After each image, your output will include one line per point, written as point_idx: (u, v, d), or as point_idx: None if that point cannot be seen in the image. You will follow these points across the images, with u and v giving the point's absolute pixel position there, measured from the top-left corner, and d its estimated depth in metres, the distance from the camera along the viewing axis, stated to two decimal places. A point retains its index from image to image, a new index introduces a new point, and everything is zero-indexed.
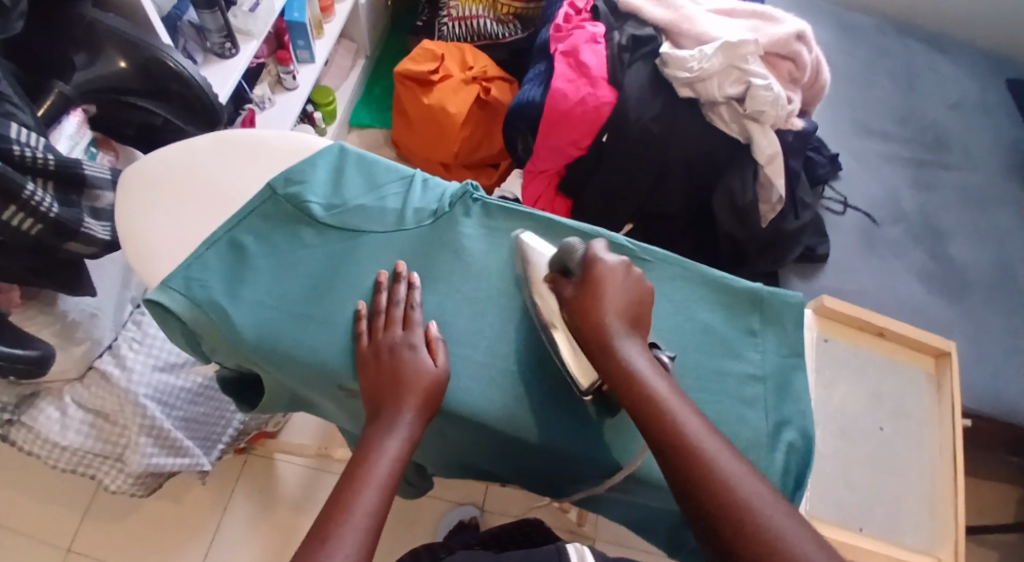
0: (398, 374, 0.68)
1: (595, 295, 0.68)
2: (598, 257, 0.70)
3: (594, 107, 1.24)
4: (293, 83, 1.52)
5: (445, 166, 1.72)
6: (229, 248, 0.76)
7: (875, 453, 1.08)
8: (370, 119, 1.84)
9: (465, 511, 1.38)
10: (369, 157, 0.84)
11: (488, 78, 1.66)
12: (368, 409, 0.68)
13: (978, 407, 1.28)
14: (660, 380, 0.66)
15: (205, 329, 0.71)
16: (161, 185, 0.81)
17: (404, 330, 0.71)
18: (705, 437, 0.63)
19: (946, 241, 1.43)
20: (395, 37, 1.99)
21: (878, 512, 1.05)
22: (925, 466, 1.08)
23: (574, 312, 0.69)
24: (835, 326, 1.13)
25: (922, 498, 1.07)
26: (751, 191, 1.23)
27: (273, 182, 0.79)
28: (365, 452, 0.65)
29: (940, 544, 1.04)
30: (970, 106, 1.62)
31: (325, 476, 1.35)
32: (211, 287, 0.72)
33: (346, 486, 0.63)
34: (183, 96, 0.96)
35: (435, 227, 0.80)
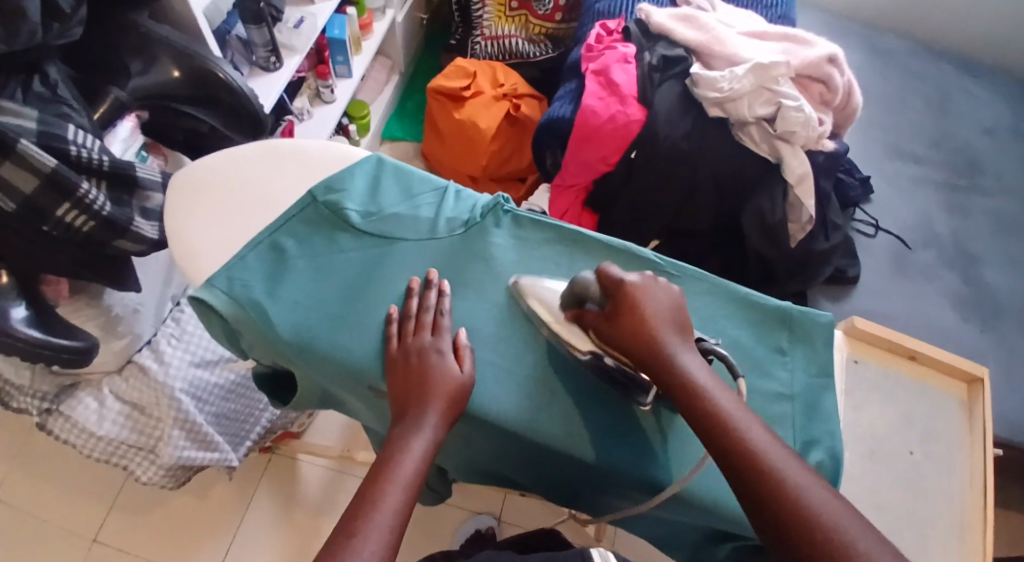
0: (425, 377, 0.69)
1: (638, 308, 0.68)
2: (618, 279, 0.70)
3: (624, 124, 1.25)
4: (331, 97, 1.56)
5: (474, 179, 1.74)
6: (270, 250, 0.78)
7: (903, 479, 1.07)
8: (402, 133, 1.88)
9: (482, 520, 1.39)
10: (405, 168, 0.86)
11: (518, 95, 1.69)
12: (395, 410, 0.70)
13: (1010, 436, 1.25)
14: (715, 387, 0.65)
15: (243, 327, 0.74)
16: (206, 189, 0.84)
17: (433, 335, 0.72)
18: (768, 444, 0.62)
19: (979, 267, 1.42)
20: (430, 54, 2.03)
21: (904, 538, 1.03)
22: (956, 493, 1.07)
23: (613, 330, 0.69)
24: (865, 347, 1.12)
25: (951, 525, 1.05)
26: (781, 210, 1.23)
27: (313, 189, 0.82)
28: (391, 451, 0.66)
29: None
30: (1005, 132, 1.60)
31: (347, 478, 1.36)
32: (250, 287, 0.75)
33: (371, 484, 0.65)
34: (231, 105, 0.99)
35: (466, 237, 0.81)
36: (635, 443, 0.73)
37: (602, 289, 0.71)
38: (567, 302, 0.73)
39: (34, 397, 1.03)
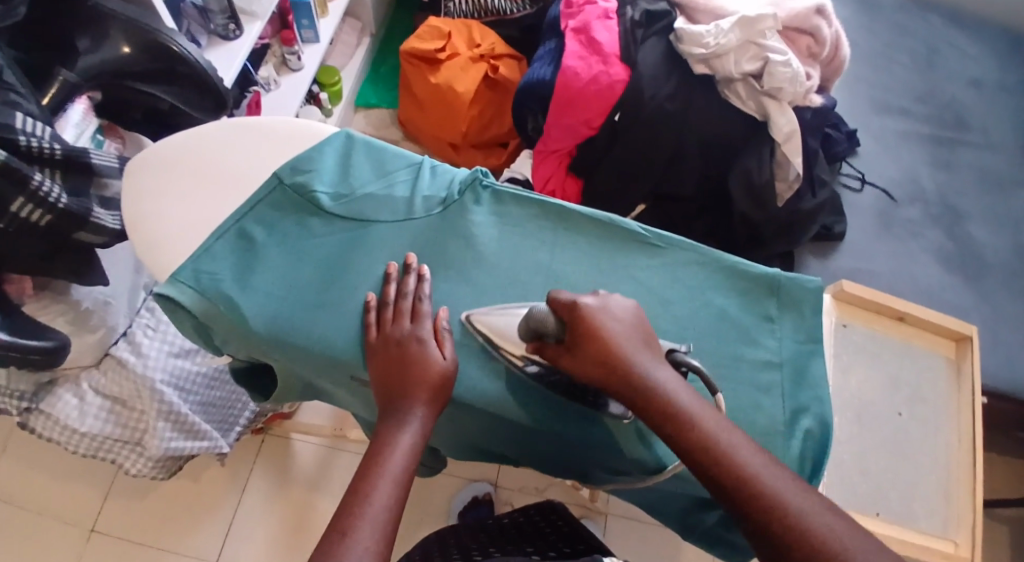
0: (408, 368, 0.67)
1: (596, 337, 0.65)
2: (575, 305, 0.67)
3: (607, 85, 1.22)
4: (298, 64, 1.50)
5: (454, 147, 1.70)
6: (236, 238, 0.75)
7: (889, 438, 1.05)
8: (376, 100, 1.82)
9: (479, 487, 1.39)
10: (376, 143, 0.83)
11: (495, 56, 1.63)
12: (379, 401, 0.68)
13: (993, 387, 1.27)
14: (694, 406, 0.63)
15: (214, 321, 0.71)
16: (166, 174, 0.80)
17: (413, 322, 0.70)
18: (761, 467, 0.60)
19: (965, 221, 1.41)
20: (402, 13, 1.96)
21: (893, 497, 1.02)
22: (942, 451, 1.06)
23: (578, 364, 0.66)
24: (853, 309, 1.09)
25: (937, 483, 1.05)
26: (768, 170, 1.21)
27: (278, 170, 0.78)
28: (380, 445, 0.65)
29: (956, 529, 1.02)
30: (991, 83, 1.58)
31: (339, 455, 1.35)
32: (219, 279, 0.72)
33: (361, 481, 0.63)
34: (191, 79, 0.95)
35: (444, 215, 0.79)
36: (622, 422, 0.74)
37: (560, 318, 0.67)
38: (526, 340, 0.69)
39: (11, 397, 0.99)
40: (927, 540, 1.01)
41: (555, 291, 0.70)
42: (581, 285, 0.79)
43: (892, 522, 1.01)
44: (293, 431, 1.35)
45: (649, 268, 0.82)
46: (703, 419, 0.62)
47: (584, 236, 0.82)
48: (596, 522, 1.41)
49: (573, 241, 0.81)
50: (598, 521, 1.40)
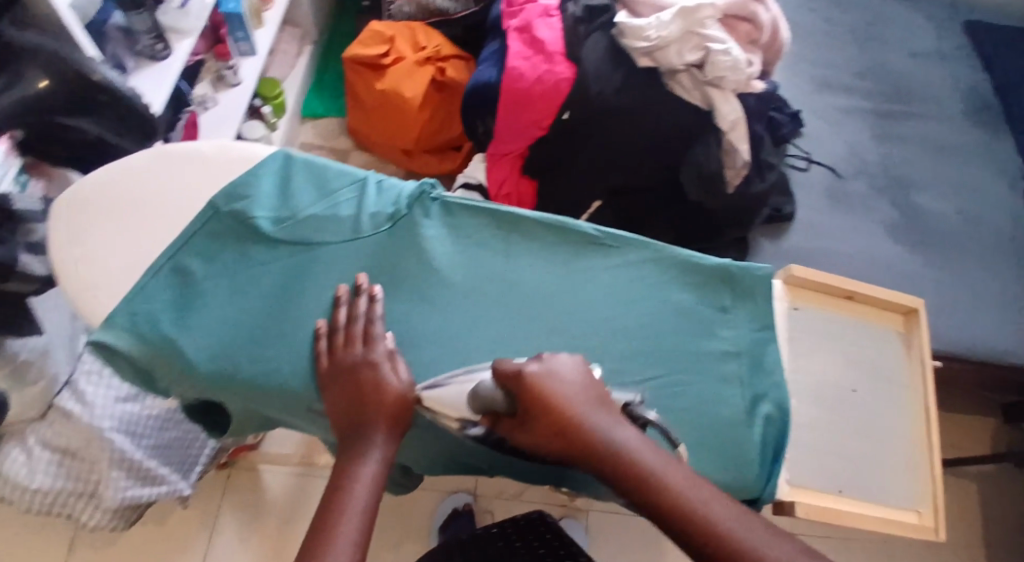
0: (363, 395, 0.69)
1: (549, 409, 0.66)
2: (522, 376, 0.66)
3: (553, 84, 1.21)
4: (235, 78, 1.46)
5: (407, 153, 1.69)
6: (174, 275, 0.76)
7: (848, 417, 1.04)
8: (323, 109, 1.79)
9: (458, 498, 1.39)
10: (316, 162, 0.82)
11: (442, 57, 1.61)
12: (338, 431, 0.70)
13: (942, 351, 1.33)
14: (653, 460, 0.66)
15: (157, 361, 0.72)
16: (96, 211, 0.79)
17: (364, 346, 0.71)
18: (729, 518, 0.63)
19: (910, 191, 1.48)
20: (342, 18, 1.92)
21: (855, 474, 1.02)
22: (900, 426, 1.06)
23: (535, 435, 0.67)
24: (805, 292, 1.06)
25: (899, 457, 1.05)
26: (715, 158, 1.21)
27: (214, 199, 0.78)
28: (341, 477, 0.67)
29: (919, 499, 1.03)
30: (930, 53, 1.69)
31: (313, 481, 1.33)
32: (158, 321, 0.73)
33: (324, 517, 0.65)
34: (115, 108, 0.93)
35: (394, 231, 0.79)
36: None
37: (510, 393, 0.67)
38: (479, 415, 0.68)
39: None
40: (894, 515, 1.01)
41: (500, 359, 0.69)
42: (538, 294, 0.80)
43: (859, 499, 1.00)
44: (261, 462, 1.33)
45: (607, 269, 0.82)
46: (666, 474, 0.65)
47: (535, 241, 0.82)
48: (577, 521, 1.42)
49: (526, 247, 0.81)
50: (580, 519, 1.41)
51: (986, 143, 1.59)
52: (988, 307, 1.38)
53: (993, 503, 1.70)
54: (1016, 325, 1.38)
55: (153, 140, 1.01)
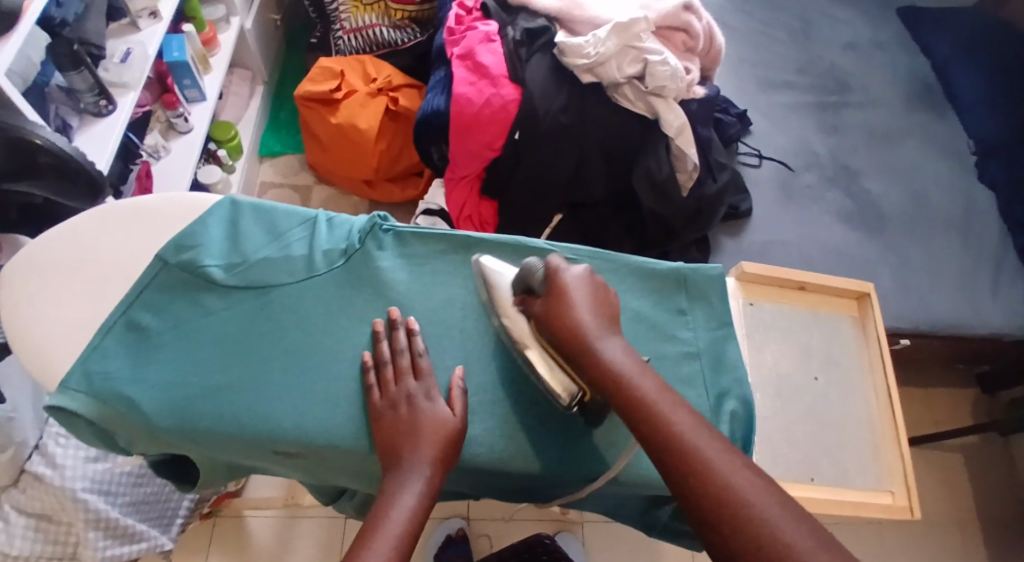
0: (417, 425, 0.72)
1: (569, 293, 0.74)
2: (561, 268, 0.76)
3: (500, 107, 1.24)
4: (185, 126, 1.47)
5: (369, 183, 1.71)
6: (127, 330, 0.77)
7: (814, 406, 1.08)
8: (281, 147, 1.81)
9: (451, 524, 1.41)
10: (264, 206, 0.85)
11: (393, 88, 1.63)
12: (384, 465, 0.72)
13: (902, 328, 1.38)
14: (633, 370, 0.70)
15: (114, 419, 0.73)
16: (45, 276, 0.82)
17: (415, 379, 0.75)
18: (688, 426, 0.65)
19: (859, 178, 1.53)
20: (292, 57, 1.94)
21: (825, 462, 1.06)
22: (863, 410, 1.10)
23: (549, 317, 0.73)
24: (760, 289, 1.12)
25: (865, 441, 1.08)
26: (667, 165, 1.25)
27: (163, 252, 0.80)
28: (382, 508, 0.68)
29: (890, 481, 1.06)
30: (865, 44, 1.75)
31: (295, 523, 1.36)
32: (112, 378, 0.74)
33: (359, 542, 0.66)
34: (56, 167, 0.92)
35: (348, 266, 0.82)
36: (558, 445, 0.78)
37: (545, 277, 0.76)
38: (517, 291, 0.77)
39: None
40: (865, 498, 1.04)
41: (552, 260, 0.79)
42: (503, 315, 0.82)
43: (829, 485, 1.04)
44: (245, 507, 1.35)
45: None
46: (641, 382, 0.69)
47: (493, 263, 0.85)
48: (574, 534, 1.44)
49: None
50: (575, 531, 1.44)
51: (928, 124, 1.64)
52: (944, 282, 1.43)
53: (975, 471, 1.74)
54: (974, 297, 1.43)
55: (104, 195, 1.00)
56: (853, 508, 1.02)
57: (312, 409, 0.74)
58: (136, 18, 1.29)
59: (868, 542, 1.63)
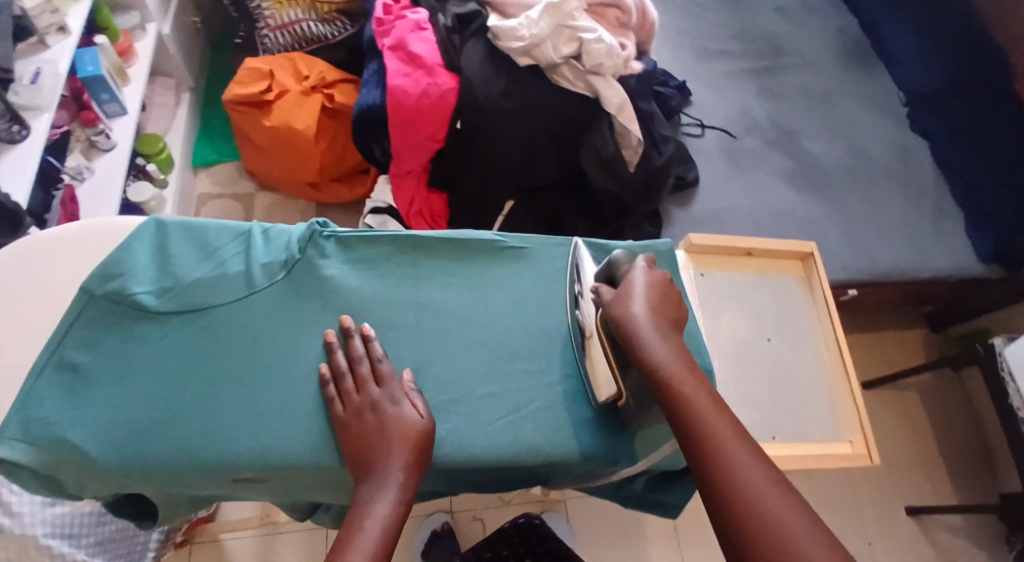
0: (385, 430, 0.75)
1: (637, 290, 0.78)
2: (640, 270, 0.80)
3: (439, 97, 1.22)
4: (108, 143, 1.41)
5: (314, 185, 1.66)
6: (59, 370, 0.76)
7: (770, 368, 1.10)
8: (216, 155, 1.75)
9: (435, 520, 1.41)
10: (191, 223, 0.84)
11: (328, 84, 1.58)
12: (355, 475, 0.74)
13: (854, 278, 1.42)
14: (675, 363, 0.74)
15: (58, 465, 0.72)
16: None
17: (379, 386, 0.78)
18: (719, 424, 0.70)
19: (798, 138, 1.55)
20: (218, 62, 1.87)
21: (786, 420, 1.07)
22: (816, 363, 1.12)
23: (608, 305, 0.78)
24: (708, 258, 1.13)
25: (821, 393, 1.11)
26: (611, 143, 1.23)
27: (87, 284, 0.79)
28: (358, 517, 0.71)
29: (849, 430, 1.08)
30: (794, 7, 1.77)
31: (275, 541, 1.37)
32: (50, 422, 0.73)
33: (339, 547, 0.69)
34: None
35: (290, 277, 0.83)
36: (526, 435, 0.80)
37: (624, 273, 0.81)
38: (598, 277, 0.84)
39: None
40: (824, 449, 1.06)
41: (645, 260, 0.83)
42: (461, 314, 0.85)
43: (791, 441, 1.06)
44: (221, 531, 1.35)
45: (513, 273, 0.89)
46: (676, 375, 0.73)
47: (440, 258, 0.88)
48: (558, 513, 1.46)
49: (431, 266, 0.87)
50: (559, 509, 1.46)
51: (861, 80, 1.68)
52: (889, 231, 1.47)
53: (933, 407, 1.83)
54: (917, 245, 1.47)
55: (24, 230, 1.03)
56: (815, 462, 1.04)
57: (269, 428, 0.76)
58: (44, 35, 1.21)
59: (839, 489, 1.69)
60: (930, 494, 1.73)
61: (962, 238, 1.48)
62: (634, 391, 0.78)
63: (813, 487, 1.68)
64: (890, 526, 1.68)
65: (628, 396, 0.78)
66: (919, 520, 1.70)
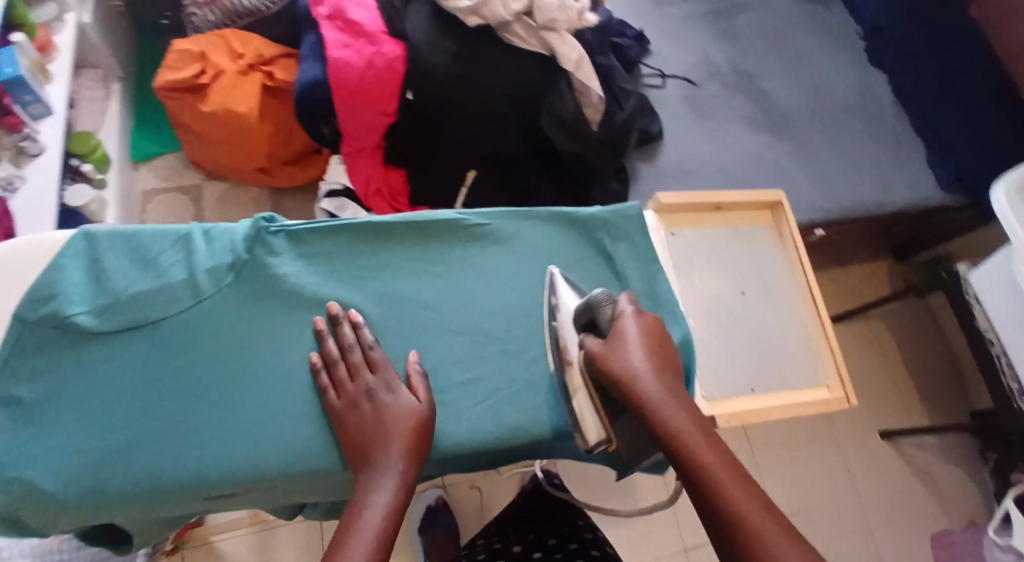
0: (382, 418, 0.77)
1: (630, 341, 0.76)
2: (627, 317, 0.78)
3: (385, 66, 1.14)
4: (37, 148, 1.30)
5: (265, 170, 1.58)
6: (5, 405, 0.74)
7: (743, 320, 1.06)
8: (156, 147, 1.64)
9: (429, 496, 1.43)
10: (123, 232, 0.82)
11: (265, 60, 1.48)
12: (352, 466, 0.76)
13: (827, 218, 1.40)
14: (689, 427, 0.72)
15: (18, 502, 0.72)
16: None
17: (374, 373, 0.79)
18: (724, 469, 0.69)
19: (759, 81, 1.51)
20: (146, 45, 1.73)
21: (762, 370, 1.04)
22: (787, 313, 1.09)
23: (601, 360, 0.75)
24: (678, 216, 1.08)
25: (794, 337, 1.08)
26: (571, 102, 1.19)
27: (20, 312, 0.76)
28: (357, 507, 0.72)
29: (826, 374, 1.05)
30: None
31: (273, 535, 1.34)
32: (4, 460, 0.72)
33: (339, 538, 0.70)
34: None
35: (239, 280, 0.82)
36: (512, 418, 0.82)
37: (610, 321, 0.78)
38: (578, 319, 0.80)
39: None
40: (803, 397, 1.03)
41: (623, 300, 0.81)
42: (431, 301, 0.86)
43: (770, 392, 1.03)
44: (212, 533, 1.32)
45: (474, 253, 0.89)
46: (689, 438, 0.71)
47: (402, 243, 0.87)
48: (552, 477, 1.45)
49: (395, 254, 0.87)
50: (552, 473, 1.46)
51: (818, 16, 1.63)
52: (857, 168, 1.45)
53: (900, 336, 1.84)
54: (880, 177, 1.45)
55: None
56: (795, 410, 1.01)
57: (241, 438, 0.77)
58: None
59: (822, 428, 1.71)
60: (902, 417, 1.76)
61: (920, 164, 1.49)
62: (628, 438, 0.77)
63: (797, 427, 1.70)
64: (871, 457, 1.72)
65: (620, 445, 0.77)
66: (892, 443, 1.74)
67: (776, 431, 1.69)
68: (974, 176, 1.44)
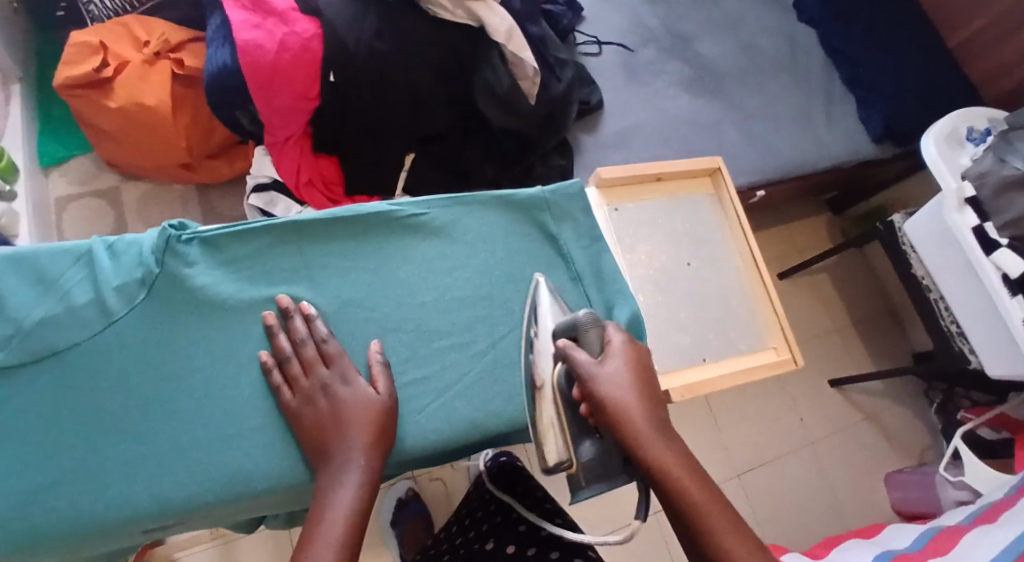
0: (341, 412, 0.73)
1: (627, 368, 0.72)
2: (620, 344, 0.74)
3: (301, 47, 1.06)
4: None
5: (187, 166, 1.46)
6: None
7: (689, 291, 1.04)
8: (66, 151, 1.51)
9: (399, 488, 1.37)
10: (17, 251, 0.73)
11: (173, 47, 1.37)
12: (315, 463, 0.72)
13: (770, 178, 1.39)
14: (680, 471, 0.68)
15: None
16: None
17: (327, 366, 0.75)
18: (707, 499, 0.68)
19: (693, 44, 1.47)
20: (44, 43, 1.56)
21: (711, 338, 1.02)
22: (732, 280, 1.06)
23: (589, 383, 0.70)
24: (620, 191, 1.04)
25: (739, 301, 1.06)
26: (505, 77, 1.13)
27: None
28: (319, 510, 0.69)
29: (771, 337, 1.04)
30: None
31: (238, 543, 1.28)
32: None
33: (302, 546, 0.67)
34: None
35: (153, 296, 0.74)
36: (471, 414, 0.79)
37: (602, 342, 0.74)
38: (558, 330, 0.75)
39: None
40: (751, 361, 1.01)
41: (610, 325, 0.77)
42: (372, 299, 0.80)
43: (719, 359, 1.01)
44: (175, 551, 1.24)
45: (415, 245, 0.83)
46: (684, 478, 0.68)
47: (334, 238, 0.80)
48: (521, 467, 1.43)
49: (328, 251, 0.80)
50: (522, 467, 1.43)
51: None
52: (796, 127, 1.44)
53: (843, 285, 1.86)
54: (814, 134, 1.44)
55: None
56: (743, 376, 0.99)
57: (175, 466, 0.71)
58: None
59: (781, 385, 1.72)
60: (849, 365, 1.79)
61: (852, 118, 1.47)
62: (590, 466, 0.72)
63: (760, 387, 1.70)
64: (826, 408, 1.74)
65: (578, 470, 0.72)
66: (842, 390, 1.76)
67: (736, 394, 1.68)
68: (903, 126, 1.44)
